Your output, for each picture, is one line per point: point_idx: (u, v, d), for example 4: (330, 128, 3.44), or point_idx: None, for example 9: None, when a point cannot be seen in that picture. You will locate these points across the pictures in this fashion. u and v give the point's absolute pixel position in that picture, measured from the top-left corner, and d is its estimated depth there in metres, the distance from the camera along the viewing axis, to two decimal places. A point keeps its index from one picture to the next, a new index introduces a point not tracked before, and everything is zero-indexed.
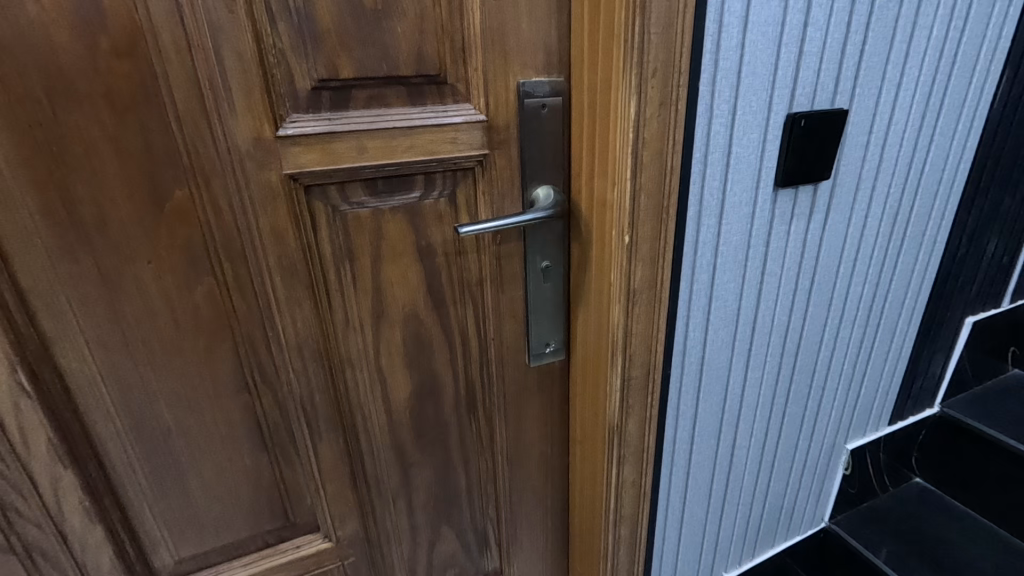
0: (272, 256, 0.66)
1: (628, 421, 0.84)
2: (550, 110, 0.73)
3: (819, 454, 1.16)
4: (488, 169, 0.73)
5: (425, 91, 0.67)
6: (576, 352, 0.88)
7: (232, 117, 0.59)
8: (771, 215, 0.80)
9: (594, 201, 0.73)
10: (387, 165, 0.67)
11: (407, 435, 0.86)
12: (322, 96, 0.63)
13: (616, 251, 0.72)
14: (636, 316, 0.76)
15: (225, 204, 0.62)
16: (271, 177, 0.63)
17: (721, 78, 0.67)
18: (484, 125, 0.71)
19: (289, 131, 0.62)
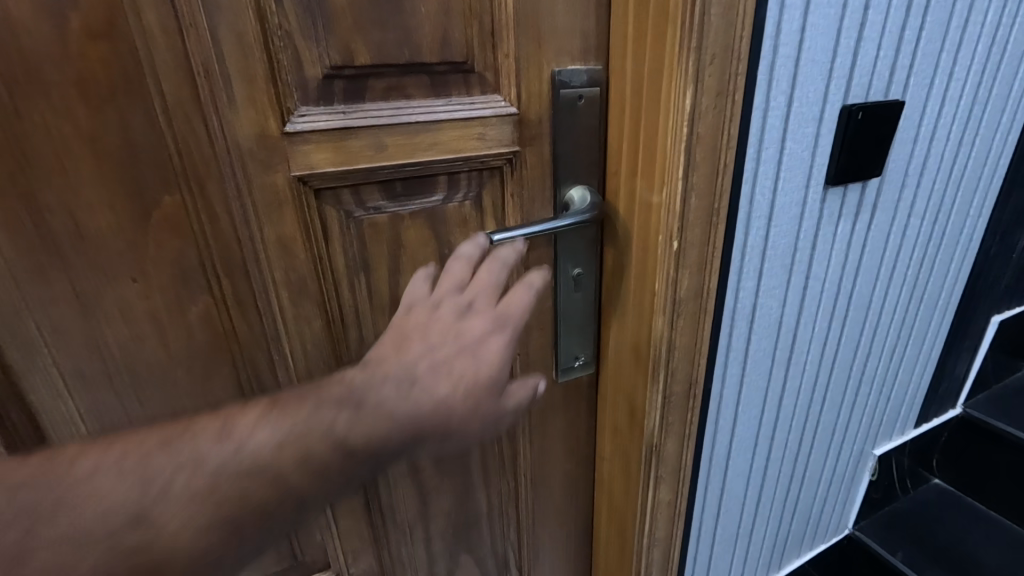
0: (279, 270, 0.58)
1: (667, 439, 0.78)
2: (587, 102, 0.65)
3: (848, 463, 1.12)
4: (517, 168, 0.66)
5: (450, 80, 0.59)
6: (608, 366, 0.81)
7: (231, 110, 0.51)
8: (819, 215, 0.74)
9: (637, 204, 0.66)
10: (407, 164, 0.59)
11: (425, 459, 0.79)
12: (336, 86, 0.54)
13: (663, 260, 0.64)
14: (681, 328, 0.69)
15: (224, 212, 0.54)
16: (277, 180, 0.54)
17: (780, 65, 0.60)
18: (514, 119, 0.63)
19: (298, 126, 0.53)
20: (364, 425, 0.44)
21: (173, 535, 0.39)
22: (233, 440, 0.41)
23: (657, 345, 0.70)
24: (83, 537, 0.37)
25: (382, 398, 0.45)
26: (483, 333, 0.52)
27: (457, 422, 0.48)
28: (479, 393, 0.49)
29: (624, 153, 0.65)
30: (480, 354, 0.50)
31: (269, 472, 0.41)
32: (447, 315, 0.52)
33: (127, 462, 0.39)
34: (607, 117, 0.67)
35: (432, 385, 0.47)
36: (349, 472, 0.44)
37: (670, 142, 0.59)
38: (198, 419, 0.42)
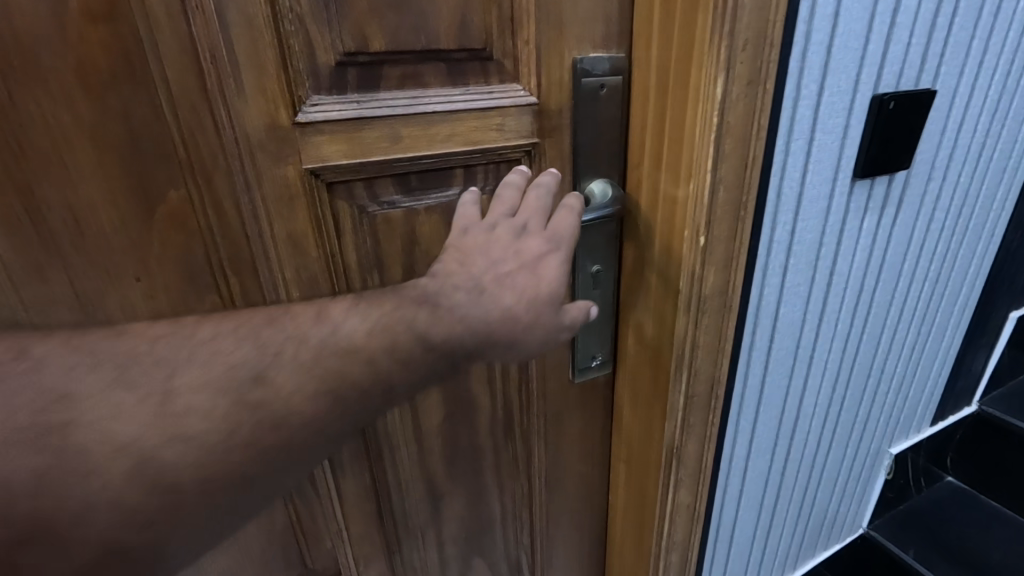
0: (290, 268, 0.55)
1: (687, 441, 0.75)
2: (609, 91, 0.62)
3: (865, 462, 1.10)
4: (536, 160, 0.63)
5: (468, 68, 0.56)
6: (626, 365, 0.79)
7: (240, 98, 0.48)
8: (846, 209, 0.72)
9: (661, 198, 0.63)
10: (423, 157, 0.56)
11: (437, 462, 0.77)
12: (350, 74, 0.51)
13: (689, 255, 0.62)
14: (705, 326, 0.66)
15: (233, 207, 0.51)
16: (288, 172, 0.52)
17: (812, 51, 0.58)
18: (533, 109, 0.60)
19: (311, 116, 0.50)
20: (441, 324, 0.49)
21: (286, 395, 0.44)
22: (332, 322, 0.47)
23: (680, 344, 0.67)
24: (212, 390, 0.42)
25: (457, 302, 0.50)
26: (539, 253, 0.54)
27: (523, 327, 0.52)
28: (541, 305, 0.52)
29: (648, 144, 0.63)
30: (539, 271, 0.53)
31: (361, 353, 0.47)
32: (505, 235, 0.54)
33: (244, 332, 0.45)
34: (629, 107, 0.64)
35: (497, 295, 0.51)
36: (429, 364, 0.49)
37: (698, 132, 0.56)
38: (298, 307, 0.48)
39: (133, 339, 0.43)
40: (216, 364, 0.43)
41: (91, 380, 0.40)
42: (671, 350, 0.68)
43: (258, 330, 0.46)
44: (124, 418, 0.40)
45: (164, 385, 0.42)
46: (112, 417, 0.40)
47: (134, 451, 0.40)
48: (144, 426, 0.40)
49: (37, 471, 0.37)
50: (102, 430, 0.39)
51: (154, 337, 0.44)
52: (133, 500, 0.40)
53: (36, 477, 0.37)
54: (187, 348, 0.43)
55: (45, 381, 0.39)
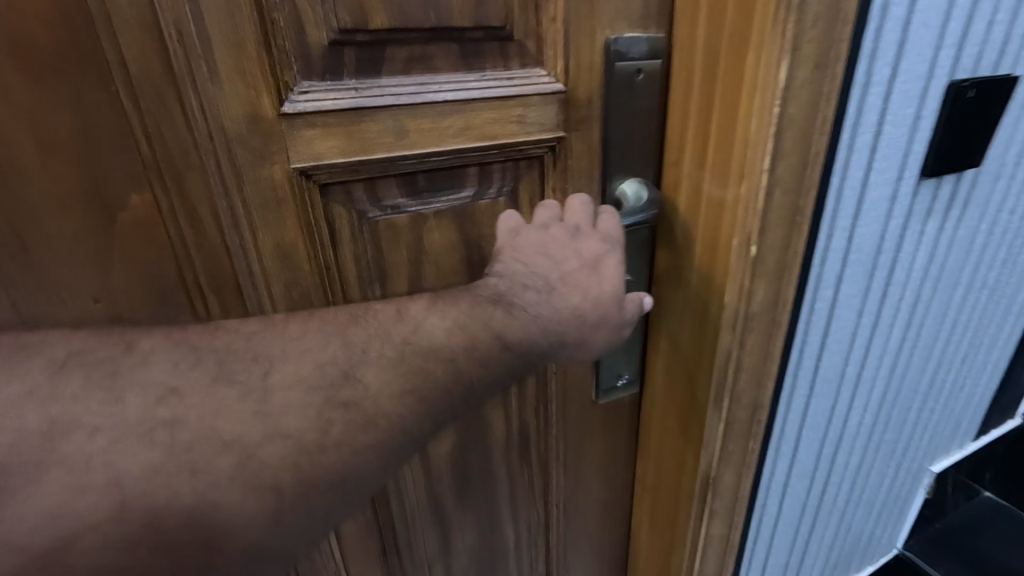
0: (278, 285, 0.47)
1: (725, 469, 0.67)
2: (646, 77, 0.54)
3: (905, 482, 1.02)
4: (561, 157, 0.55)
5: (485, 50, 0.48)
6: (654, 386, 0.71)
7: (215, 83, 0.40)
8: (909, 211, 0.63)
9: (702, 201, 0.55)
10: (433, 154, 0.49)
11: (447, 491, 0.69)
12: (346, 55, 0.43)
13: (738, 268, 0.53)
14: (751, 347, 0.58)
15: (208, 214, 0.43)
16: (274, 173, 0.43)
17: (887, 29, 0.49)
18: (559, 98, 0.52)
19: (300, 106, 0.42)
20: (519, 323, 0.45)
21: (376, 396, 0.41)
22: (413, 319, 0.43)
23: (723, 365, 0.59)
24: (304, 389, 0.40)
25: (529, 302, 0.46)
26: (597, 251, 0.49)
27: (591, 329, 0.47)
28: (608, 306, 0.47)
29: (689, 138, 0.54)
30: (603, 271, 0.48)
31: (444, 353, 0.43)
32: (559, 233, 0.49)
33: (333, 326, 0.42)
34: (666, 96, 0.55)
35: (565, 295, 0.46)
36: (506, 365, 0.45)
37: (753, 124, 0.48)
38: (375, 303, 0.44)
39: (225, 333, 0.41)
40: (308, 361, 0.41)
41: (191, 377, 0.39)
42: (712, 372, 0.60)
43: (343, 326, 0.42)
44: (224, 416, 0.39)
45: (261, 382, 0.40)
46: (214, 414, 0.39)
47: (237, 448, 0.39)
48: (244, 424, 0.39)
49: (145, 471, 0.37)
50: (203, 430, 0.38)
51: (246, 331, 0.42)
52: (239, 500, 0.39)
53: (144, 478, 0.37)
54: (280, 343, 0.41)
55: (149, 378, 0.39)
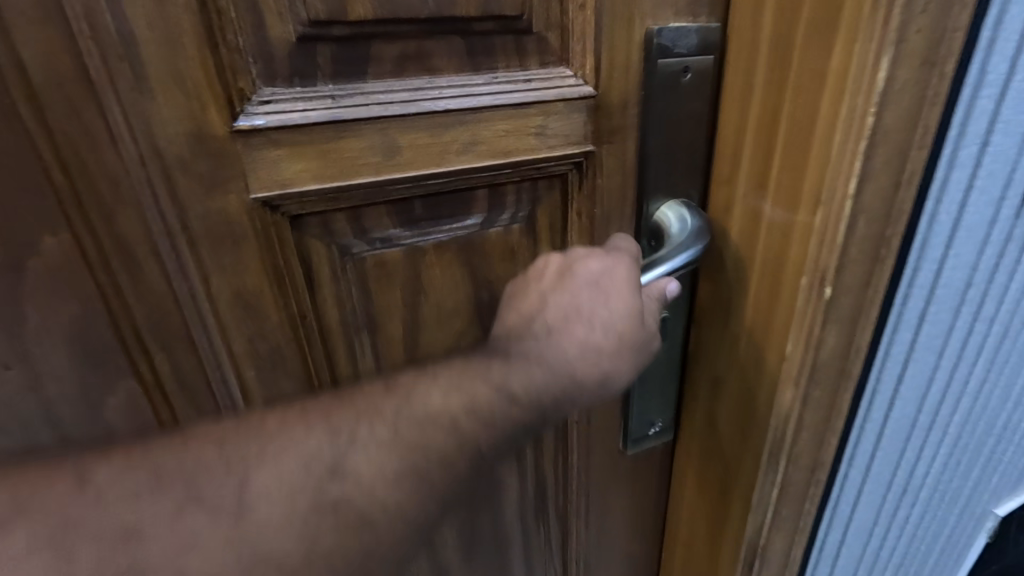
0: (240, 339, 0.38)
1: (775, 538, 0.57)
2: (695, 77, 0.44)
3: (966, 528, 0.90)
4: (589, 176, 0.45)
5: (496, 45, 0.39)
6: (692, 437, 0.61)
7: (144, 93, 0.30)
8: (1007, 237, 0.52)
9: (761, 229, 0.44)
10: (432, 175, 0.39)
11: (452, 553, 0.60)
12: (320, 54, 0.34)
13: (807, 313, 0.43)
14: (814, 405, 0.48)
15: (147, 257, 0.34)
16: (228, 205, 0.34)
17: (1011, 14, 0.39)
18: (588, 105, 0.42)
19: (261, 120, 0.33)
20: (525, 372, 0.38)
21: (370, 484, 0.33)
22: (405, 386, 0.36)
23: (778, 426, 0.49)
24: (287, 494, 0.31)
25: (530, 351, 0.39)
26: (601, 269, 0.41)
27: (613, 360, 0.40)
28: (624, 327, 0.40)
29: (747, 153, 0.44)
30: (610, 289, 0.41)
31: (443, 420, 0.35)
32: (555, 261, 0.42)
33: (314, 407, 0.34)
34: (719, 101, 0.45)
35: (570, 330, 0.40)
36: (521, 423, 0.38)
37: (835, 137, 0.37)
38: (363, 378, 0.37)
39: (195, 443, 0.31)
40: (290, 460, 0.32)
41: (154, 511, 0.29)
42: (765, 432, 0.50)
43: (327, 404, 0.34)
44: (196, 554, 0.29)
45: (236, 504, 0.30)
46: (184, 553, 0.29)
47: None
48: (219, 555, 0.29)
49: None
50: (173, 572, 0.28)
51: (220, 436, 0.32)
52: None
53: None
54: (254, 442, 0.32)
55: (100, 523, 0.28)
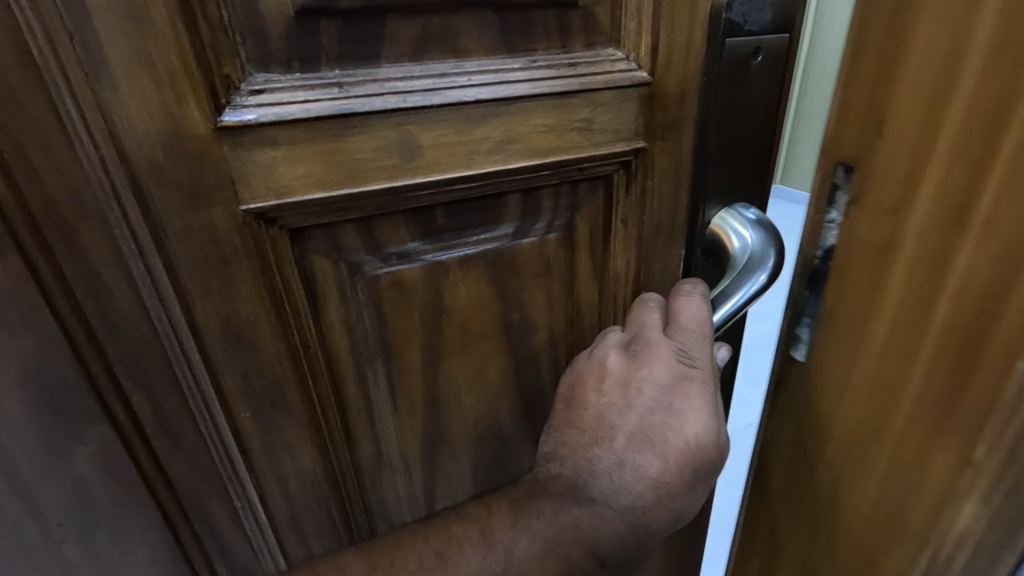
0: (233, 377, 0.32)
1: None
2: (764, 59, 0.37)
3: None
4: (638, 178, 0.39)
5: (535, 22, 0.32)
6: (762, 515, 0.47)
7: (103, 81, 0.24)
8: None
9: (949, 279, 0.30)
10: (459, 179, 0.33)
11: None
12: (324, 32, 0.27)
13: (1008, 407, 0.30)
14: (996, 521, 0.34)
15: (118, 281, 0.28)
16: (214, 219, 0.28)
17: None
18: (641, 94, 0.36)
19: (252, 114, 0.26)
20: (605, 525, 0.36)
21: None
22: (500, 546, 0.34)
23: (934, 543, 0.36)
24: None
25: (598, 490, 0.36)
26: (670, 380, 0.37)
27: (684, 495, 0.37)
28: (697, 456, 0.37)
29: (938, 166, 0.29)
30: (681, 410, 0.37)
31: None
32: (616, 372, 0.37)
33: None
34: (883, 80, 0.30)
35: (641, 462, 0.36)
36: None
37: None
38: (454, 522, 0.35)
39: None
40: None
41: None
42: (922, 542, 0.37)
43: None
44: None
45: None
46: None
47: None
48: None
49: None
50: None
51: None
52: None
53: None
54: None
55: None
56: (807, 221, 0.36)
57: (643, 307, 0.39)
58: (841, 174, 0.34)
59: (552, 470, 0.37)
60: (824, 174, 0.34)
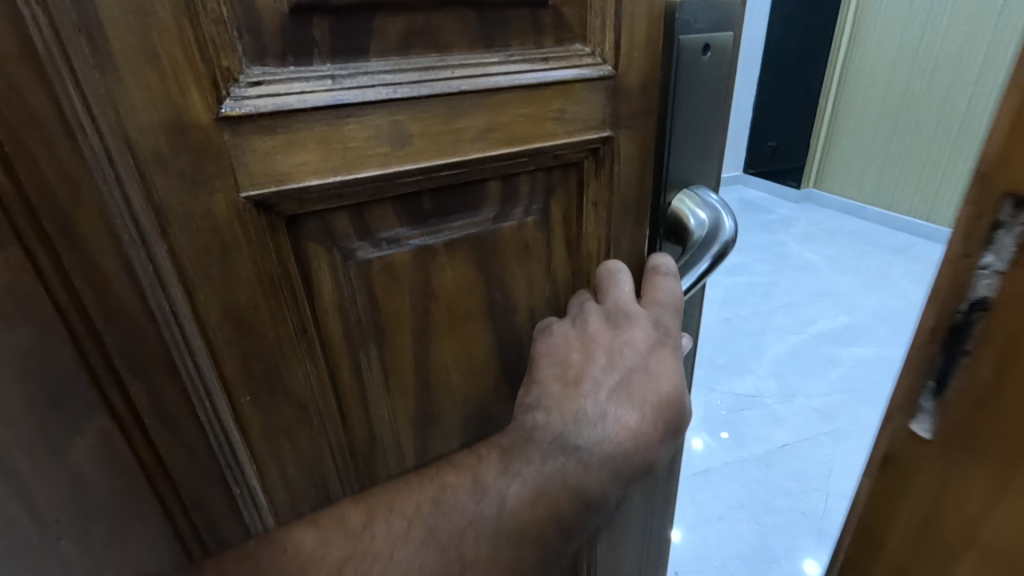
0: (233, 363, 0.33)
1: None
2: (713, 55, 0.41)
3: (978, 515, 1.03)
4: (607, 164, 0.42)
5: (510, 19, 0.35)
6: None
7: (108, 73, 0.24)
8: None
9: None
10: (445, 167, 0.35)
11: None
12: (317, 27, 0.29)
13: None
14: None
15: (116, 271, 0.29)
16: (214, 207, 0.29)
17: None
18: (607, 86, 0.39)
19: (252, 104, 0.28)
20: (590, 470, 0.38)
21: None
22: (494, 491, 0.37)
23: None
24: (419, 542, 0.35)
25: (583, 440, 0.39)
26: (649, 345, 0.40)
27: (658, 447, 0.40)
28: (670, 409, 0.41)
29: None
30: (656, 370, 0.40)
31: (532, 534, 0.37)
32: (601, 338, 0.41)
33: (418, 522, 0.36)
34: None
35: (621, 415, 0.39)
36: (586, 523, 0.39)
37: None
38: (447, 471, 0.38)
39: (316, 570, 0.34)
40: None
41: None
42: None
43: (430, 523, 0.36)
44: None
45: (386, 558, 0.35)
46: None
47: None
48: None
49: None
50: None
51: (337, 558, 0.34)
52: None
53: None
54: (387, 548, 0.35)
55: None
56: (945, 262, 0.27)
57: (610, 271, 0.43)
58: (1010, 210, 0.24)
59: (538, 419, 0.39)
60: (979, 204, 0.25)
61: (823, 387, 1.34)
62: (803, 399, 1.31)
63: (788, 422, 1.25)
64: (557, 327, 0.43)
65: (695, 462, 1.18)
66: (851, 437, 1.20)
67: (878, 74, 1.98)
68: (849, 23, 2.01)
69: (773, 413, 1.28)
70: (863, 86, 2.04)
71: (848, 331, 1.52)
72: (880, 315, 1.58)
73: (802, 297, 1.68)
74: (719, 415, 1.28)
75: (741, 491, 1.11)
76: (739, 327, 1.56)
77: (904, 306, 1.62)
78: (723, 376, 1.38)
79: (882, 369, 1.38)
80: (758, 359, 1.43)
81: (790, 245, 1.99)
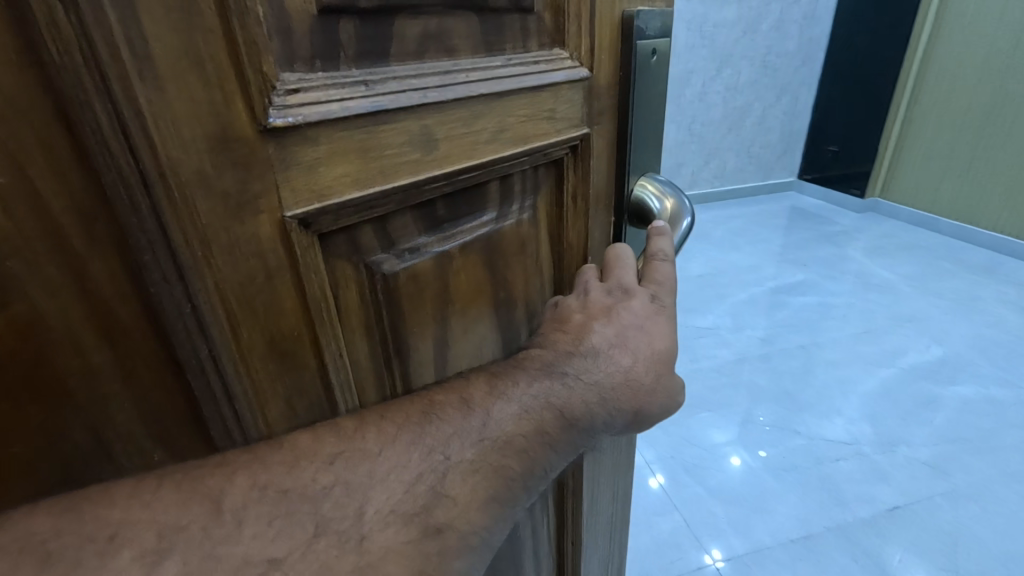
0: (277, 404, 0.29)
1: None
2: (658, 58, 0.47)
3: None
4: (584, 159, 0.45)
5: (505, 24, 0.36)
6: None
7: (149, 82, 0.21)
8: None
9: None
10: (464, 172, 0.35)
11: None
12: (344, 30, 0.27)
13: None
14: None
15: (137, 319, 0.25)
16: (259, 230, 0.26)
17: None
18: (584, 86, 0.42)
19: (297, 114, 0.25)
20: (578, 400, 0.37)
21: (465, 511, 0.31)
22: (483, 409, 0.33)
23: None
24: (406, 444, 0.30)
25: (569, 366, 0.38)
26: (644, 312, 0.43)
27: (644, 394, 0.41)
28: (662, 361, 0.42)
29: None
30: (649, 333, 0.42)
31: (517, 443, 0.34)
32: (603, 301, 0.43)
33: (407, 430, 0.30)
34: None
35: (614, 358, 0.40)
36: (570, 442, 0.37)
37: None
38: (437, 391, 0.34)
39: (308, 463, 0.27)
40: (396, 484, 0.29)
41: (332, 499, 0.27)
42: None
43: (418, 428, 0.31)
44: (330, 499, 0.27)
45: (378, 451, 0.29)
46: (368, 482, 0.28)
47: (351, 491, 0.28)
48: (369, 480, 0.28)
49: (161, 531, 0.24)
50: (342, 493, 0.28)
51: (329, 453, 0.28)
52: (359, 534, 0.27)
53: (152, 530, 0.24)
54: (368, 466, 0.29)
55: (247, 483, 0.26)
56: None
57: (616, 255, 0.47)
58: None
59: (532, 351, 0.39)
60: None
61: (929, 435, 1.27)
62: (907, 448, 1.24)
63: (894, 477, 1.18)
64: (559, 301, 0.44)
65: (792, 526, 1.10)
66: (971, 500, 1.12)
67: (930, 98, 2.20)
68: (928, 22, 2.12)
69: (875, 466, 1.21)
70: (942, 97, 2.16)
71: (947, 365, 1.48)
72: (979, 346, 1.54)
73: (887, 323, 1.66)
74: (805, 467, 1.22)
75: (856, 567, 1.02)
76: (819, 356, 1.53)
77: (995, 336, 1.58)
78: (810, 419, 1.33)
79: (993, 415, 1.32)
80: (846, 399, 1.38)
81: (858, 259, 2.05)
